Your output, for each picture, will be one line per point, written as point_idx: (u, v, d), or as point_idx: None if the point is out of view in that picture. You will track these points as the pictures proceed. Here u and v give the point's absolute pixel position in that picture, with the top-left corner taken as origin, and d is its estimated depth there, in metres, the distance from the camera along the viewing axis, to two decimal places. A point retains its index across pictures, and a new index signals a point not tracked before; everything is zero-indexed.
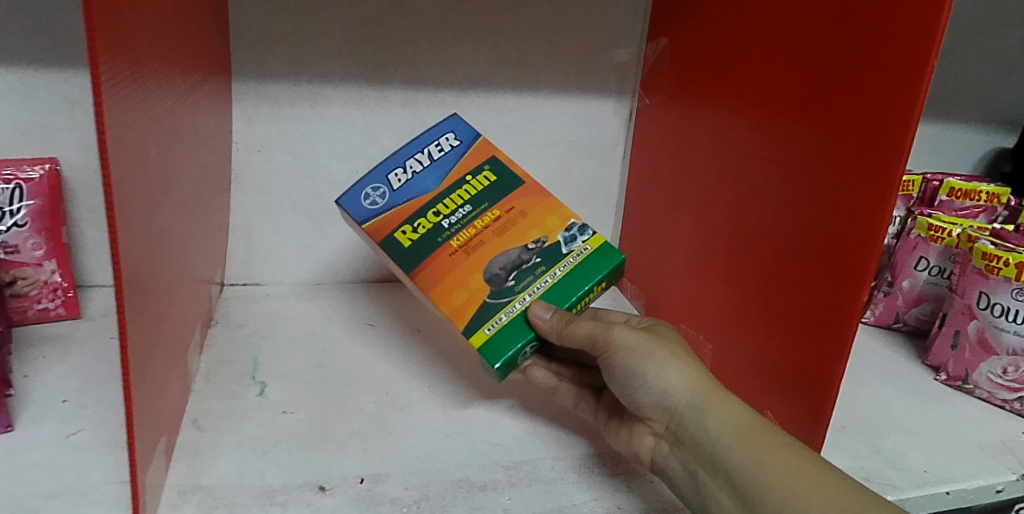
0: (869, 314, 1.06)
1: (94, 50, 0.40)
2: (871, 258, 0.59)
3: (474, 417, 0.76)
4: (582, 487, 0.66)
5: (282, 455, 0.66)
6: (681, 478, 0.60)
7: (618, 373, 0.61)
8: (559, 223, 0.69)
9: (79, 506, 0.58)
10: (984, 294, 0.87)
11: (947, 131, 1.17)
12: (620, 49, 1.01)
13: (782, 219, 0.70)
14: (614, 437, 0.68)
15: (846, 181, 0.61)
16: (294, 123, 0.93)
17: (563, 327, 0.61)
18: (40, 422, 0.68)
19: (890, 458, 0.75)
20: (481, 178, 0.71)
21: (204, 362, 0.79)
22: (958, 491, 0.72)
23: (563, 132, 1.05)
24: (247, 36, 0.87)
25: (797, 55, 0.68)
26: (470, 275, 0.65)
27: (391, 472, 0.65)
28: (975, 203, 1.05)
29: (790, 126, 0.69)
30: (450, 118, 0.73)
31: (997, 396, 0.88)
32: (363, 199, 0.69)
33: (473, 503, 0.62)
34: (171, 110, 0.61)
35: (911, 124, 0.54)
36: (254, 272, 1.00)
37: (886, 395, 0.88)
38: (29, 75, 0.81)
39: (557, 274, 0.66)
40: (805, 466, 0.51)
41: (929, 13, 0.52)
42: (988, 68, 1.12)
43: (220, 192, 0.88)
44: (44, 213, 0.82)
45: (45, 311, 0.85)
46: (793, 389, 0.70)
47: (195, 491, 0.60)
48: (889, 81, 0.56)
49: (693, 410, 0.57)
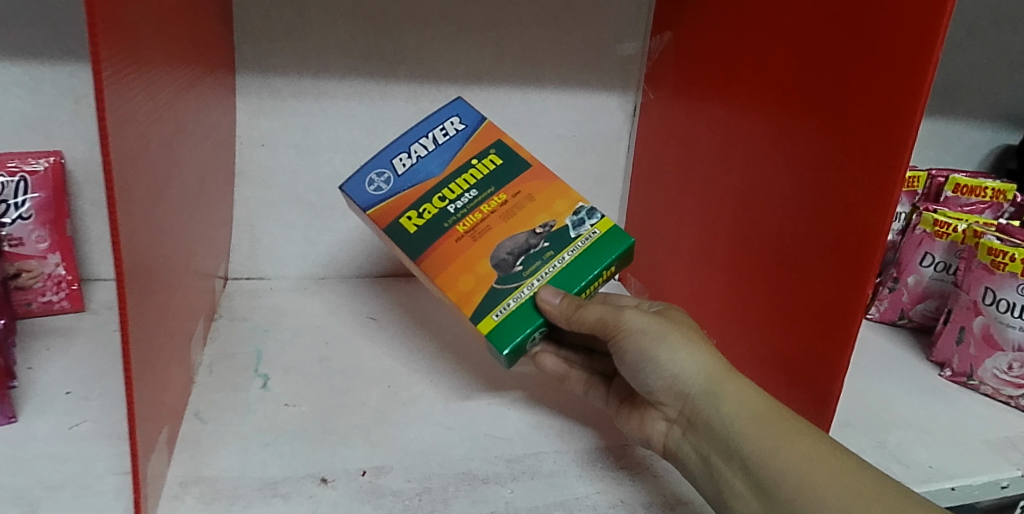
0: (875, 310, 1.05)
1: (96, 47, 0.40)
2: (873, 258, 0.59)
3: (477, 410, 0.75)
4: (585, 481, 0.65)
5: (284, 447, 0.66)
6: (693, 463, 0.60)
7: (630, 357, 0.61)
8: (566, 207, 0.69)
9: (82, 497, 0.58)
10: (989, 289, 0.87)
11: (954, 126, 1.16)
12: (625, 43, 1.01)
13: (786, 210, 0.70)
14: (625, 423, 0.68)
15: (848, 179, 0.61)
16: (297, 118, 0.93)
17: (572, 312, 0.60)
18: (44, 414, 0.69)
19: (895, 454, 0.75)
20: (486, 161, 0.71)
21: (207, 355, 0.79)
22: (963, 486, 0.72)
23: (568, 126, 1.04)
24: (250, 30, 0.87)
25: (798, 55, 0.68)
26: (477, 261, 0.65)
27: (393, 465, 0.65)
28: (981, 199, 1.04)
29: (791, 124, 0.69)
30: (455, 102, 0.73)
31: (1002, 392, 0.87)
32: (368, 185, 0.69)
33: (476, 496, 0.62)
34: (174, 101, 0.61)
35: (916, 118, 0.53)
36: (257, 266, 1.00)
37: (890, 391, 0.88)
38: (34, 68, 0.81)
39: (566, 258, 0.66)
40: (821, 452, 0.50)
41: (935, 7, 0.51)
42: (997, 62, 1.11)
43: (223, 186, 0.88)
44: (49, 206, 0.83)
45: (49, 303, 0.85)
46: (798, 380, 0.69)
47: (197, 482, 0.60)
48: (894, 74, 0.55)
49: (707, 395, 0.57)
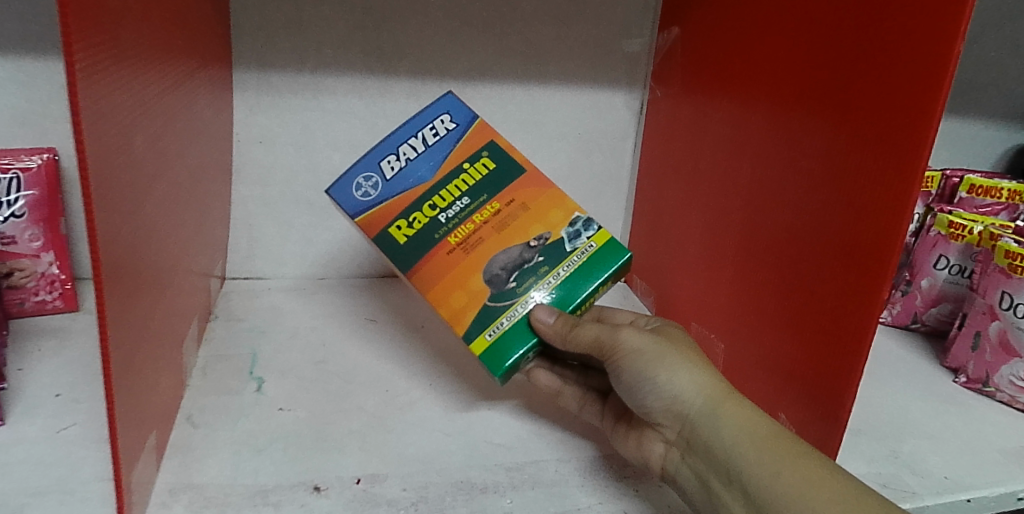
0: (887, 314, 1.03)
1: (68, 47, 0.38)
2: (885, 272, 0.56)
3: (476, 417, 0.73)
4: (586, 490, 0.63)
5: (276, 454, 0.64)
6: (692, 487, 0.58)
7: (627, 377, 0.59)
8: (562, 217, 0.66)
9: (66, 505, 0.56)
10: (1006, 294, 0.84)
11: (968, 126, 1.13)
12: (631, 39, 0.98)
13: (797, 218, 0.67)
14: (622, 443, 0.66)
15: (859, 192, 0.59)
16: (296, 115, 0.91)
17: (567, 332, 0.59)
18: (32, 416, 0.67)
19: (909, 464, 0.72)
20: (479, 165, 0.68)
21: (201, 357, 0.78)
22: (980, 498, 0.69)
23: (573, 124, 1.02)
24: (247, 25, 0.85)
25: (809, 58, 0.65)
26: (470, 276, 0.63)
27: (388, 473, 0.63)
28: (996, 200, 1.01)
29: (802, 131, 0.66)
30: (445, 97, 0.69)
31: (1019, 399, 0.85)
32: (355, 189, 0.65)
33: (473, 506, 0.60)
34: (162, 95, 0.59)
35: (930, 128, 0.51)
36: (255, 266, 0.98)
37: (903, 397, 0.85)
38: (28, 63, 0.79)
39: (561, 274, 0.64)
40: (824, 478, 0.48)
41: (951, 14, 0.49)
42: (1015, 59, 1.07)
43: (220, 183, 0.87)
44: (42, 204, 0.81)
45: (42, 303, 0.83)
46: (806, 393, 0.67)
47: (186, 490, 0.58)
48: (907, 82, 0.53)
49: (706, 416, 0.55)
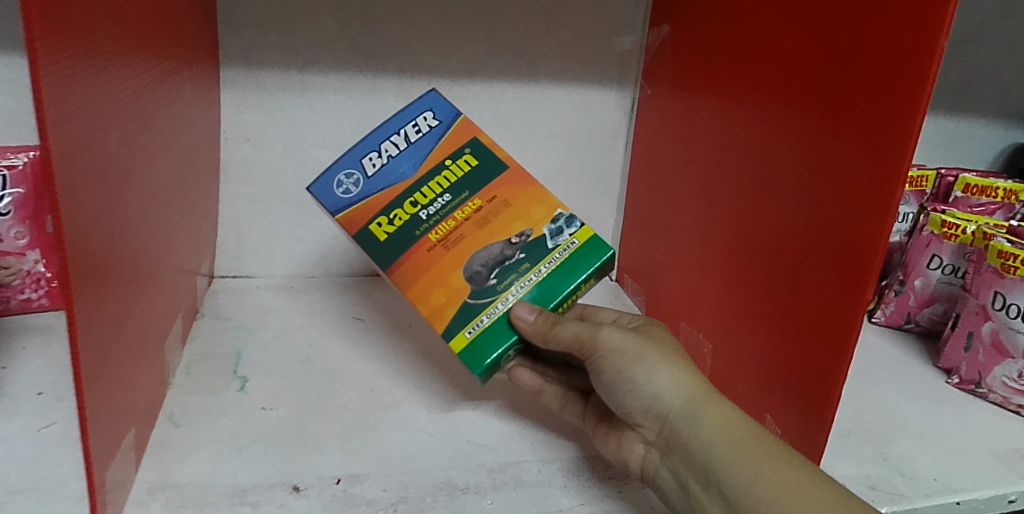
0: (880, 314, 1.02)
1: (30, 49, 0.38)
2: (869, 271, 0.56)
3: (460, 417, 0.73)
4: (568, 492, 0.63)
5: (257, 454, 0.64)
6: (672, 488, 0.58)
7: (607, 376, 0.58)
8: (544, 214, 0.66)
9: (43, 504, 0.56)
10: (999, 294, 0.83)
11: (963, 125, 1.12)
12: (621, 37, 0.98)
13: (783, 217, 0.67)
14: (602, 444, 0.65)
15: (843, 191, 0.58)
16: (284, 113, 0.91)
17: (548, 329, 0.59)
18: (14, 414, 0.67)
19: (897, 466, 0.71)
20: (461, 162, 0.67)
21: (184, 355, 0.77)
22: (969, 501, 0.69)
23: (563, 123, 1.01)
24: (234, 22, 0.85)
25: (796, 58, 0.65)
26: (450, 273, 0.63)
27: (370, 473, 0.63)
28: (991, 200, 1.00)
29: (788, 129, 0.66)
30: (428, 94, 0.69)
31: (1012, 401, 0.84)
32: (336, 186, 0.65)
33: (453, 507, 0.60)
34: (139, 91, 0.58)
35: (913, 127, 0.51)
36: (244, 264, 0.98)
37: (894, 398, 0.85)
38: (13, 60, 0.79)
39: (542, 272, 0.64)
40: (801, 482, 0.48)
41: (933, 11, 0.48)
42: (1011, 57, 1.06)
43: (206, 181, 0.86)
44: (28, 202, 0.80)
45: (27, 301, 0.83)
46: (791, 394, 0.66)
47: (164, 489, 0.58)
48: (890, 80, 0.52)
49: (685, 417, 0.55)
